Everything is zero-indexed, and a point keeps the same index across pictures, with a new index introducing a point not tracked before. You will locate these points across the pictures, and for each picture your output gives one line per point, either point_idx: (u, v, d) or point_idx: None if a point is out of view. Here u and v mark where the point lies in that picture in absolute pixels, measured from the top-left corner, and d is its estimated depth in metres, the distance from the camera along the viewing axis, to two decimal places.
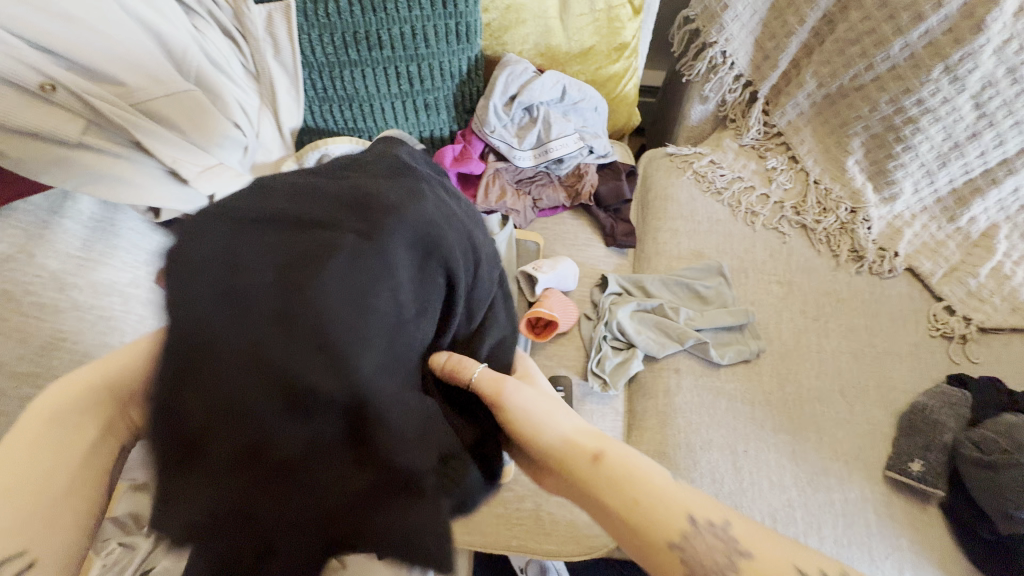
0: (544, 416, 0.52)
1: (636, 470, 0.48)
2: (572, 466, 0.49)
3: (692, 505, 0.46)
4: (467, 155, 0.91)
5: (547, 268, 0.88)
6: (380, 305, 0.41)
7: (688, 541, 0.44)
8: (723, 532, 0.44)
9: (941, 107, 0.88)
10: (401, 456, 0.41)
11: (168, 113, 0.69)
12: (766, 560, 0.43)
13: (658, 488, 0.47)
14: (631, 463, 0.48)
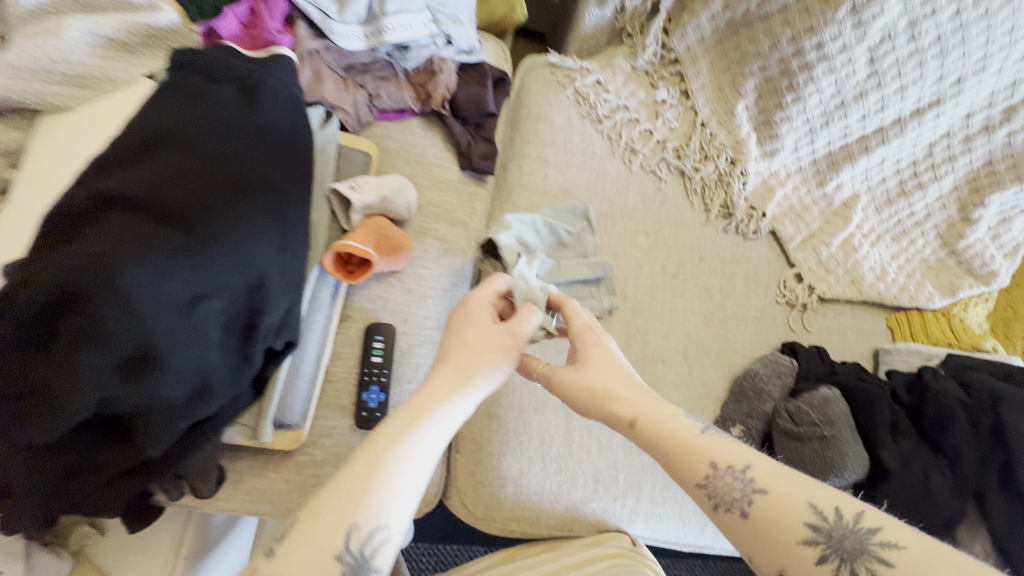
0: (615, 372, 0.51)
1: (672, 425, 0.46)
2: (608, 427, 0.49)
3: (715, 451, 0.44)
4: (261, 18, 0.65)
5: (368, 188, 0.69)
6: (275, 254, 0.58)
7: (715, 482, 0.42)
8: (741, 479, 0.42)
9: (838, 56, 0.80)
10: (225, 363, 0.55)
11: None
12: (778, 492, 0.40)
13: (700, 439, 0.45)
14: (672, 426, 0.46)
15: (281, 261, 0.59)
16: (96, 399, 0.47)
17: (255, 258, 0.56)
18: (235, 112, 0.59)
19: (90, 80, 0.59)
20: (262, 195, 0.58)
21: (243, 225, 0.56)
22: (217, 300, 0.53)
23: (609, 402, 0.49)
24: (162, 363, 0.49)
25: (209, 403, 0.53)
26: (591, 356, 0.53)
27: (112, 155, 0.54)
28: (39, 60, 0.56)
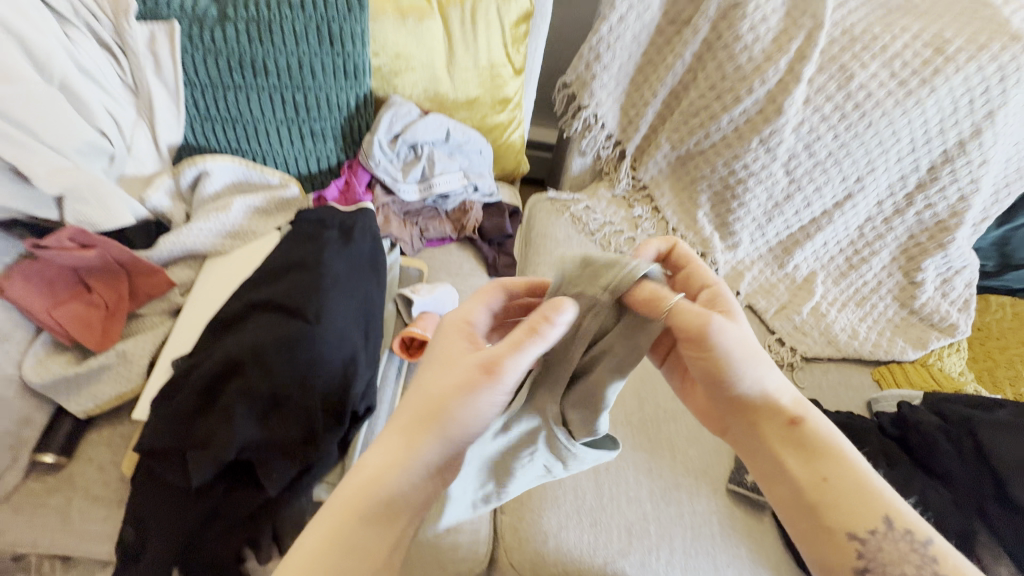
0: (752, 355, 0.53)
1: (833, 440, 0.53)
2: (764, 421, 0.55)
3: (890, 507, 0.49)
4: (352, 186, 0.95)
5: (424, 292, 0.91)
6: (358, 335, 0.77)
7: (874, 545, 0.48)
8: (918, 552, 0.48)
9: (761, 171, 1.07)
10: (323, 422, 0.71)
11: (19, 111, 0.68)
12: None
13: (852, 470, 0.51)
14: (831, 438, 0.53)
15: (364, 341, 0.79)
16: (241, 444, 0.66)
17: (346, 338, 0.75)
18: (338, 246, 0.82)
19: (241, 233, 0.88)
20: (351, 292, 0.79)
21: (339, 316, 0.75)
22: (321, 376, 0.71)
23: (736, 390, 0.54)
24: (285, 413, 0.70)
25: (313, 451, 0.70)
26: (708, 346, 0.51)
27: (258, 278, 0.80)
28: (214, 223, 0.84)
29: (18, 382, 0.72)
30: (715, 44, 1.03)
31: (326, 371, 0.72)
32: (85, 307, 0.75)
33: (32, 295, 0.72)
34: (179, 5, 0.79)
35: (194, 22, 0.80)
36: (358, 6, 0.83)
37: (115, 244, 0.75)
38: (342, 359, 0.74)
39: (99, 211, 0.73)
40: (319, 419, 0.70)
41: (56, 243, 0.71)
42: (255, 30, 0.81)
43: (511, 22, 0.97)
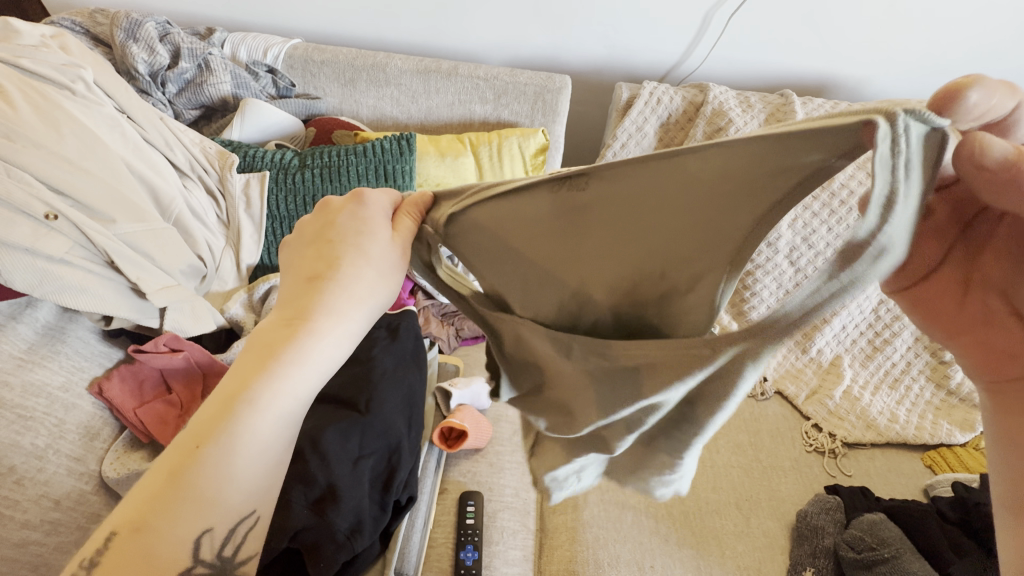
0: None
1: None
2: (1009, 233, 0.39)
3: None
4: (398, 293, 1.08)
5: (462, 384, 0.98)
6: (404, 425, 0.83)
7: None
8: None
9: (767, 263, 1.16)
10: (371, 510, 0.74)
11: (145, 243, 0.83)
12: None
13: None
14: None
15: (409, 431, 0.84)
16: (294, 528, 0.68)
17: (394, 428, 0.81)
18: (386, 342, 0.91)
19: None
20: (398, 384, 0.87)
21: (388, 406, 0.83)
22: (370, 461, 0.77)
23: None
24: (340, 501, 0.71)
25: (360, 542, 0.71)
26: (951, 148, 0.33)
27: None
28: None
29: (94, 477, 0.78)
30: None
31: (376, 458, 0.78)
32: (164, 406, 0.83)
33: (124, 394, 0.82)
34: (271, 159, 1.02)
35: (281, 169, 1.01)
36: (408, 151, 1.04)
37: (199, 348, 0.87)
38: (390, 447, 0.80)
39: (189, 319, 0.86)
40: (367, 508, 0.73)
41: (153, 347, 0.83)
42: (327, 172, 1.01)
43: (530, 154, 1.17)
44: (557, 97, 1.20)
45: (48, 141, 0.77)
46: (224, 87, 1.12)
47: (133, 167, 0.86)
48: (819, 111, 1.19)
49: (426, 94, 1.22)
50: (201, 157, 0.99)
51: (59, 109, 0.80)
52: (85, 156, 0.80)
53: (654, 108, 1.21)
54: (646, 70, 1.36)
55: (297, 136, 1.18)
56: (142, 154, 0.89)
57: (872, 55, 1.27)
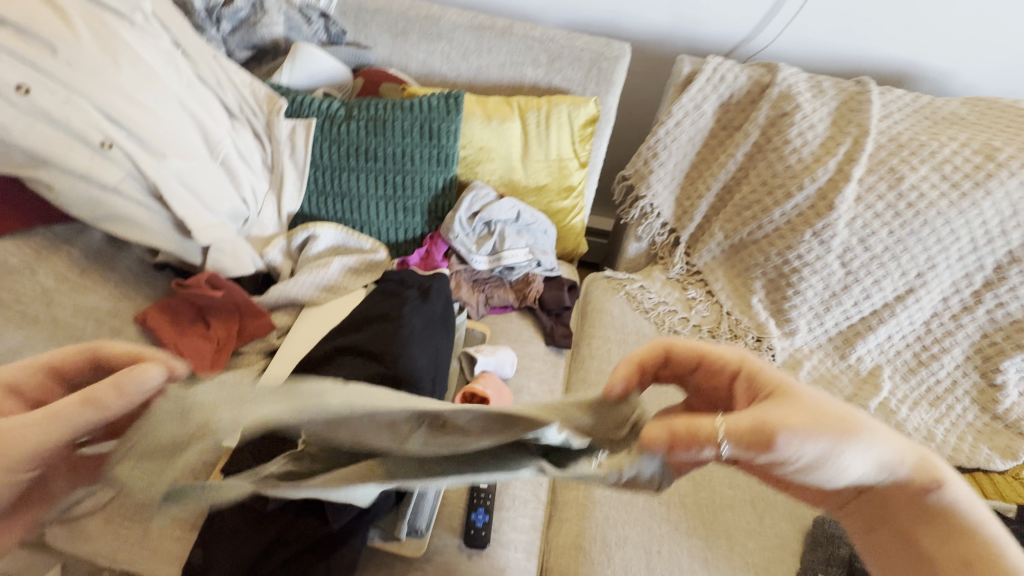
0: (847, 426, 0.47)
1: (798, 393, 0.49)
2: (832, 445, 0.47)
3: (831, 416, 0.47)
4: (432, 254, 1.06)
5: (487, 352, 0.99)
6: (427, 386, 0.84)
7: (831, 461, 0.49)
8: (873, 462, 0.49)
9: (816, 262, 1.10)
10: None
11: (193, 180, 0.83)
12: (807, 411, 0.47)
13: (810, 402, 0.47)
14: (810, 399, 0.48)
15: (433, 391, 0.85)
16: None
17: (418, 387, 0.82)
18: (416, 303, 0.92)
19: (336, 288, 1.00)
20: (424, 345, 0.87)
21: (414, 365, 0.83)
22: None
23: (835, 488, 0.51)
24: None
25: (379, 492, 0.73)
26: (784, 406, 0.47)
27: (348, 324, 0.90)
28: (314, 278, 0.98)
29: None
30: (765, 146, 1.13)
31: None
32: (202, 340, 0.87)
33: (166, 325, 0.85)
34: (317, 107, 1.00)
35: (327, 118, 1.00)
36: (455, 110, 1.01)
37: (238, 288, 0.89)
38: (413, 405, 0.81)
39: (230, 259, 0.88)
40: None
41: (195, 284, 0.85)
42: (373, 125, 1.00)
43: (579, 125, 1.13)
44: (613, 66, 1.15)
45: (107, 71, 0.76)
46: (277, 29, 1.10)
47: (183, 104, 0.85)
48: (898, 104, 1.10)
49: (477, 52, 1.18)
50: (250, 99, 0.99)
51: (116, 38, 0.79)
52: (139, 86, 0.79)
53: (716, 86, 1.14)
54: (711, 44, 1.28)
55: (345, 85, 1.16)
56: (193, 91, 0.89)
57: (968, 42, 1.15)
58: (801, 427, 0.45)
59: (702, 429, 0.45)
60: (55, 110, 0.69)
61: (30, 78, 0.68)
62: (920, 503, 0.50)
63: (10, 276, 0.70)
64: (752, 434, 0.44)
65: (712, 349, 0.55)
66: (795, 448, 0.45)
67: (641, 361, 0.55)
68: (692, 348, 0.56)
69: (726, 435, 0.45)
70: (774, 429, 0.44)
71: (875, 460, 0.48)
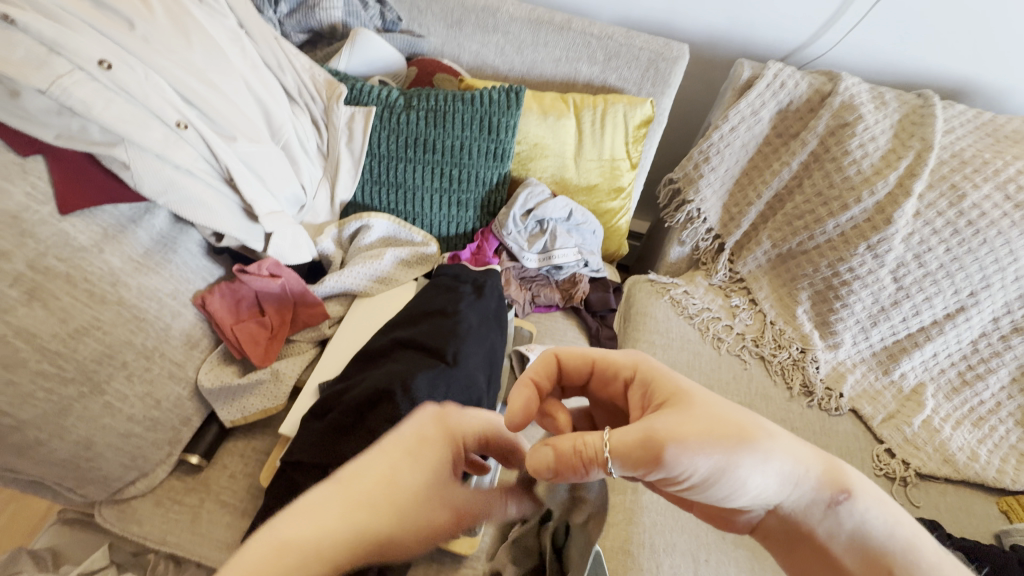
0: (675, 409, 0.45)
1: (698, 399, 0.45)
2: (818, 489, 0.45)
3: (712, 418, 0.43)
4: (483, 251, 1.05)
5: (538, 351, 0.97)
6: (484, 382, 0.82)
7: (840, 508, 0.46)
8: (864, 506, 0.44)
9: (868, 276, 1.08)
10: None
11: (259, 164, 0.82)
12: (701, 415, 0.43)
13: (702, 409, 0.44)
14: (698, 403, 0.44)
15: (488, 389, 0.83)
16: None
17: (476, 383, 0.80)
18: (472, 298, 0.91)
19: (387, 280, 0.99)
20: (480, 341, 0.86)
21: (471, 361, 0.82)
22: None
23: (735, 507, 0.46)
24: None
25: None
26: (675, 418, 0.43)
27: (403, 318, 0.89)
28: (367, 268, 0.97)
29: (191, 384, 0.82)
30: (822, 156, 1.11)
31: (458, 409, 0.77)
32: (257, 326, 0.87)
33: (225, 310, 0.85)
34: (376, 95, 0.99)
35: (386, 107, 0.98)
36: (515, 104, 0.99)
37: (296, 277, 0.90)
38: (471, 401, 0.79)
39: (289, 247, 0.87)
40: None
41: (256, 270, 0.86)
42: (432, 117, 0.98)
43: (634, 125, 1.11)
44: (671, 67, 1.13)
45: (179, 48, 0.75)
46: (335, 13, 1.09)
47: (250, 87, 0.84)
48: (961, 119, 1.08)
49: (533, 46, 1.16)
50: (310, 83, 0.97)
51: (189, 16, 0.77)
52: (210, 65, 0.78)
53: (775, 92, 1.12)
54: (767, 48, 1.25)
55: (399, 74, 1.14)
56: (258, 72, 0.87)
57: None
58: (694, 442, 0.41)
59: (589, 447, 0.43)
60: (135, 88, 0.69)
61: (110, 53, 0.68)
62: (790, 527, 0.46)
63: (80, 254, 0.69)
64: (638, 451, 0.42)
65: (608, 357, 0.51)
66: (689, 464, 0.41)
67: (538, 380, 0.51)
68: (582, 354, 0.52)
69: (612, 451, 0.42)
70: (663, 442, 0.41)
71: (778, 473, 0.43)
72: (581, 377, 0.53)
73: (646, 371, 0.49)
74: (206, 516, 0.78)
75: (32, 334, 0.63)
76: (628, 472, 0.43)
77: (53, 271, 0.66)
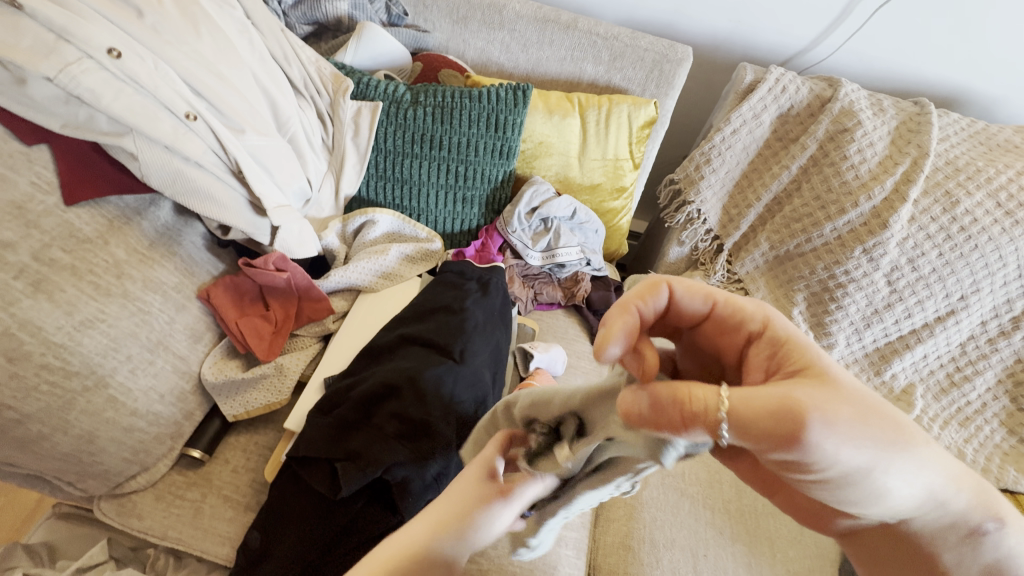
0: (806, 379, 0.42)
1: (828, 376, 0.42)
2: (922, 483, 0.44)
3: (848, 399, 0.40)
4: (487, 248, 1.05)
5: (542, 349, 0.98)
6: (490, 380, 0.83)
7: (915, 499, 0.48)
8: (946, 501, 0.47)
9: (863, 279, 1.10)
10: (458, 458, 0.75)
11: (267, 157, 0.82)
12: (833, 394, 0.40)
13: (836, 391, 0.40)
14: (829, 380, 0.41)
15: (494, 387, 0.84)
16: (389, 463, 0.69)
17: (482, 381, 0.81)
18: (477, 296, 0.91)
19: (392, 275, 0.99)
20: (486, 339, 0.86)
21: (477, 360, 0.83)
22: (459, 410, 0.77)
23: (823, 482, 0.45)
24: (434, 444, 0.73)
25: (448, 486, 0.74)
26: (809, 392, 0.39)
27: (409, 314, 0.89)
28: (373, 264, 0.97)
29: (194, 377, 0.81)
30: (821, 160, 1.13)
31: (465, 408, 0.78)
32: (261, 320, 0.86)
33: (229, 305, 0.84)
34: (383, 90, 0.98)
35: (393, 102, 0.98)
36: (522, 103, 1.00)
37: (302, 272, 0.89)
38: (478, 399, 0.80)
39: (296, 241, 0.87)
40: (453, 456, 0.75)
41: (262, 264, 0.85)
42: (439, 113, 0.98)
43: (638, 126, 1.12)
44: (676, 69, 1.14)
45: (189, 39, 0.74)
46: (341, 6, 1.08)
47: (258, 79, 0.83)
48: (954, 127, 1.11)
49: (538, 44, 1.16)
50: (316, 76, 0.96)
51: (197, 6, 0.76)
52: (219, 56, 0.77)
53: (777, 97, 1.14)
54: (768, 53, 1.27)
55: (404, 69, 1.14)
56: (266, 65, 0.86)
57: None
58: (830, 420, 0.38)
59: (696, 402, 0.38)
60: (145, 78, 0.68)
61: (120, 42, 0.67)
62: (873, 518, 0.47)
63: (84, 246, 0.68)
64: (769, 421, 0.37)
65: (733, 304, 0.48)
66: (815, 442, 0.38)
67: (643, 310, 0.47)
68: (703, 295, 0.48)
69: (730, 415, 0.37)
70: (803, 411, 0.37)
71: (895, 470, 0.42)
72: (694, 317, 0.49)
73: (774, 333, 0.46)
74: (208, 511, 0.78)
75: (37, 326, 0.62)
76: (746, 442, 0.38)
77: (58, 263, 0.65)
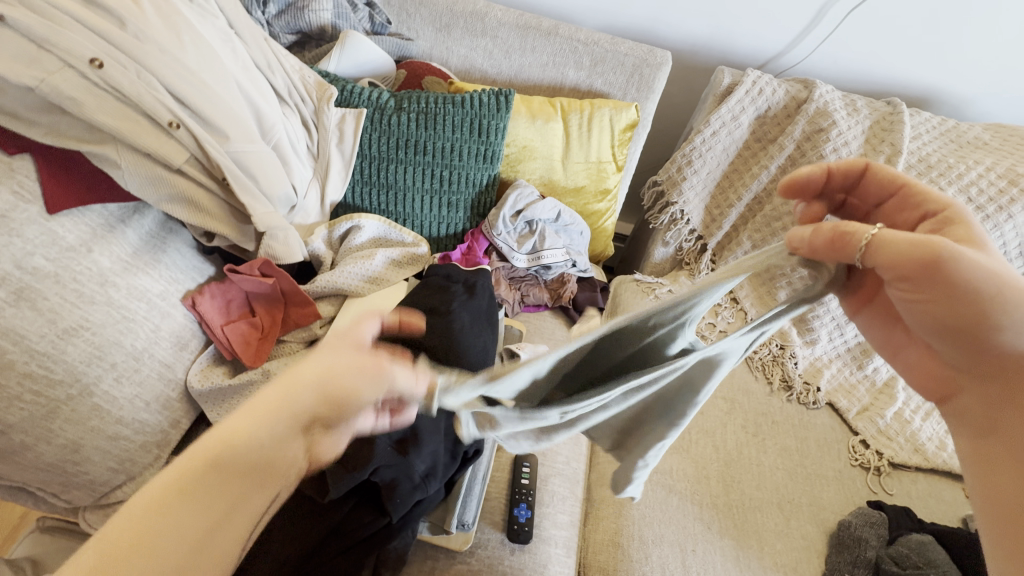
0: (917, 256, 0.46)
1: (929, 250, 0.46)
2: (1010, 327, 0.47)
3: (911, 250, 0.46)
4: (473, 251, 1.06)
5: (528, 350, 0.99)
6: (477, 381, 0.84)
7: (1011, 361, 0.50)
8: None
9: None
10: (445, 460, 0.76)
11: (252, 164, 0.82)
12: (904, 247, 0.46)
13: (909, 244, 0.46)
14: (915, 244, 0.46)
15: None
16: (377, 463, 0.71)
17: None
18: (464, 298, 0.92)
19: (378, 279, 0.99)
20: (472, 342, 0.87)
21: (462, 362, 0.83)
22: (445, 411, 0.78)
23: (983, 334, 0.49)
24: (420, 445, 0.73)
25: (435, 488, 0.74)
26: (892, 240, 0.47)
27: None
28: (359, 269, 0.97)
29: (180, 385, 0.81)
30: (799, 160, 1.16)
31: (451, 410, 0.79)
32: (247, 327, 0.87)
33: (217, 313, 0.85)
34: (367, 97, 1.00)
35: (377, 109, 0.99)
36: (505, 108, 1.01)
37: (288, 277, 0.88)
38: None
39: (281, 248, 0.87)
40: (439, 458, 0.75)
41: (247, 270, 0.86)
42: (423, 119, 0.99)
43: (619, 129, 1.14)
44: (655, 73, 1.16)
45: (171, 47, 0.74)
46: (325, 15, 1.10)
47: (242, 86, 0.84)
48: (926, 126, 1.14)
49: (520, 51, 1.18)
50: (300, 85, 0.98)
51: (179, 14, 0.77)
52: (203, 64, 0.78)
53: (754, 99, 1.17)
54: (746, 56, 1.30)
55: (388, 76, 1.16)
56: (249, 73, 0.87)
57: (996, 69, 1.18)
58: (895, 245, 0.46)
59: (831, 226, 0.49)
60: (127, 86, 0.69)
61: (102, 52, 0.68)
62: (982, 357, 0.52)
63: (67, 254, 0.68)
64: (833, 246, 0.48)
65: (922, 189, 0.55)
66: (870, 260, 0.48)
67: (834, 174, 0.58)
68: (895, 175, 0.56)
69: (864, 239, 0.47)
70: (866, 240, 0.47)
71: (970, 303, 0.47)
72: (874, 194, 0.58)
73: (951, 215, 0.52)
74: None
75: (19, 335, 0.62)
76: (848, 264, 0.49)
77: (41, 271, 0.65)
